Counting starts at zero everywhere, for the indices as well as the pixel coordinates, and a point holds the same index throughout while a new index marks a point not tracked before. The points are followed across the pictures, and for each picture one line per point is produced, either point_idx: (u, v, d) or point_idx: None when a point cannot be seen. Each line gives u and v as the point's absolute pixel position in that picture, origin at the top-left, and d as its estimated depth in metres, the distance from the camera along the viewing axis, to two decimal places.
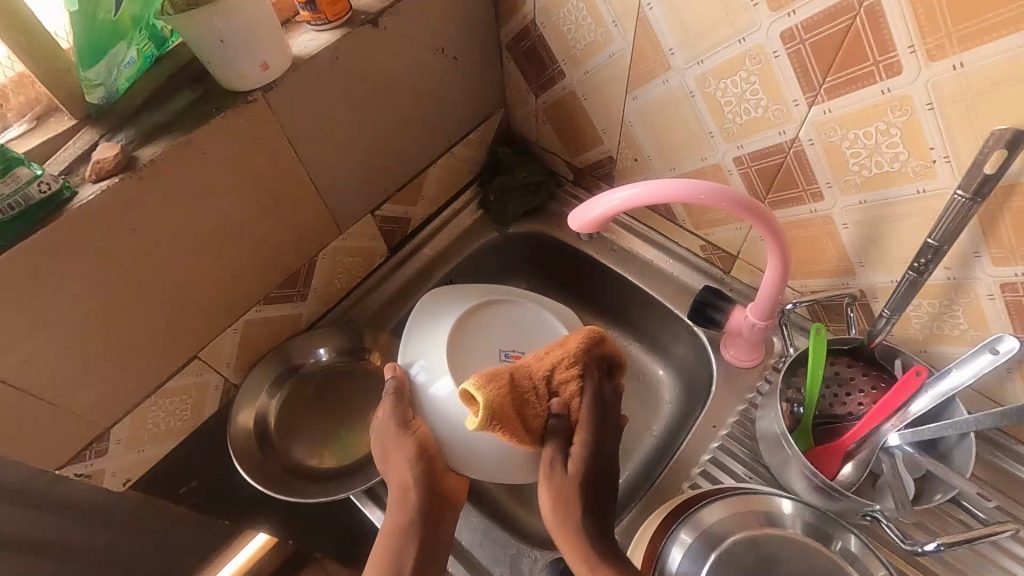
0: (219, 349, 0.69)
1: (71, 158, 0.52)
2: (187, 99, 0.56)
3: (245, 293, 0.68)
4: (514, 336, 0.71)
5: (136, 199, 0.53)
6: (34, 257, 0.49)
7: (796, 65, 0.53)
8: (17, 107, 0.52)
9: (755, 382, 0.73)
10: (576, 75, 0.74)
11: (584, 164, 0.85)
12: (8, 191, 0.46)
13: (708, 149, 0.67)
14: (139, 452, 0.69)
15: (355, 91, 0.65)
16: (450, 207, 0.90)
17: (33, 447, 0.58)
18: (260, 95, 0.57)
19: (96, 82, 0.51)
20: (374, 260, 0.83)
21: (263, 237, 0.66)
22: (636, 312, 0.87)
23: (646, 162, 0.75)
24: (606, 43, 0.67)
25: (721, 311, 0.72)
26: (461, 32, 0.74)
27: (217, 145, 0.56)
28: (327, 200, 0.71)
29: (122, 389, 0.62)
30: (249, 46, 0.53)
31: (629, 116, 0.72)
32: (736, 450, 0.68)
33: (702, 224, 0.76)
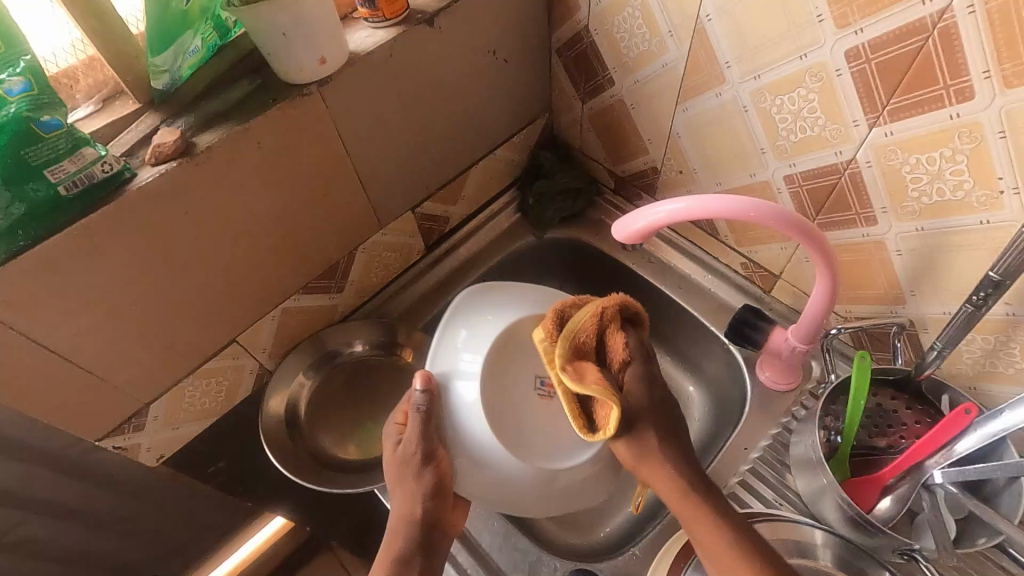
0: (257, 334, 0.70)
1: (133, 139, 0.54)
2: (247, 89, 0.58)
3: (285, 282, 0.69)
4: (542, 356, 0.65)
5: (191, 183, 0.54)
6: (92, 234, 0.50)
7: (859, 85, 0.52)
8: (85, 89, 0.54)
9: (791, 407, 0.71)
10: (626, 84, 0.73)
11: (626, 173, 0.84)
12: (74, 169, 0.47)
13: (757, 165, 0.65)
14: (174, 430, 0.70)
15: (407, 88, 0.66)
16: (489, 208, 0.90)
17: (78, 418, 0.60)
18: (316, 88, 0.58)
19: (162, 68, 0.53)
20: (411, 257, 0.84)
21: (308, 228, 0.67)
22: (670, 326, 0.85)
23: (691, 175, 0.74)
24: (660, 53, 0.66)
25: (760, 331, 0.71)
26: (513, 35, 0.74)
27: (271, 135, 0.57)
28: (371, 195, 0.72)
29: (164, 368, 0.64)
30: (309, 41, 0.54)
31: (677, 127, 0.71)
32: (768, 475, 0.67)
33: (744, 241, 0.74)
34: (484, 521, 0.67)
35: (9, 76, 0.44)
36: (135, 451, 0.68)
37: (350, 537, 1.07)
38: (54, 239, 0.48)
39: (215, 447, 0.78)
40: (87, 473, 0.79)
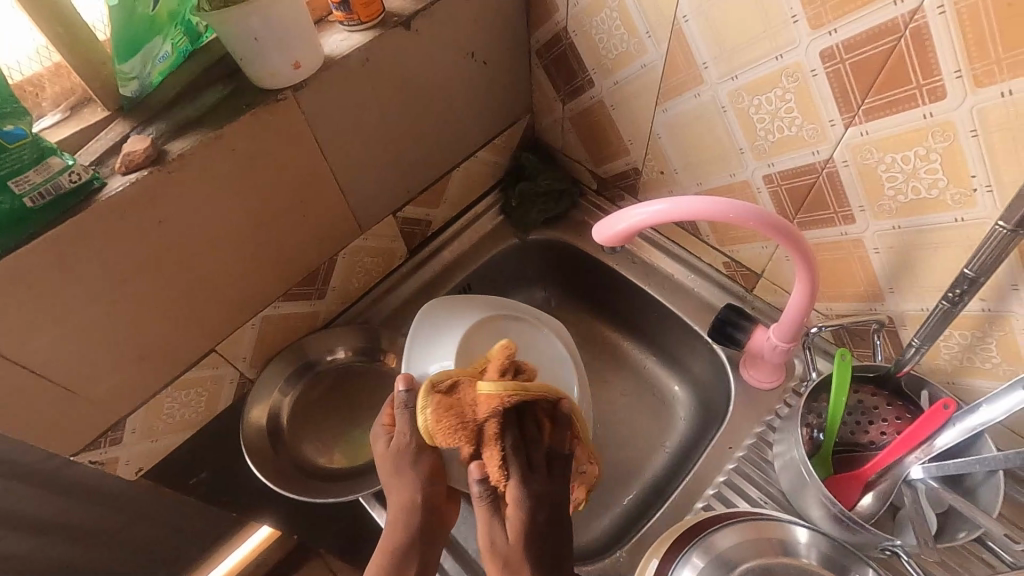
0: (236, 343, 0.69)
1: (102, 148, 0.52)
2: (219, 95, 0.57)
3: (265, 289, 0.68)
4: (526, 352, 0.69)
5: (162, 192, 0.53)
6: (60, 247, 0.49)
7: (834, 85, 0.52)
8: (51, 97, 0.53)
9: (774, 405, 0.71)
10: (605, 85, 0.73)
11: (608, 174, 0.84)
12: (40, 180, 0.46)
13: (737, 166, 0.65)
14: (153, 442, 0.69)
15: (384, 92, 0.65)
16: (471, 211, 0.90)
17: (52, 433, 0.59)
18: (291, 93, 0.57)
19: (130, 75, 0.51)
20: (393, 261, 0.83)
21: (286, 235, 0.66)
22: (654, 326, 0.86)
23: (672, 175, 0.74)
24: (638, 53, 0.66)
25: (742, 330, 0.71)
26: (491, 36, 0.73)
27: (245, 141, 0.56)
28: (351, 200, 0.71)
29: (140, 380, 0.63)
30: (282, 45, 0.53)
31: (657, 127, 0.71)
32: (752, 473, 0.67)
33: (726, 241, 0.74)
34: (470, 526, 0.67)
35: None
36: (113, 464, 0.67)
37: (339, 543, 1.07)
38: (21, 252, 0.47)
39: (196, 458, 0.77)
40: (64, 487, 0.77)
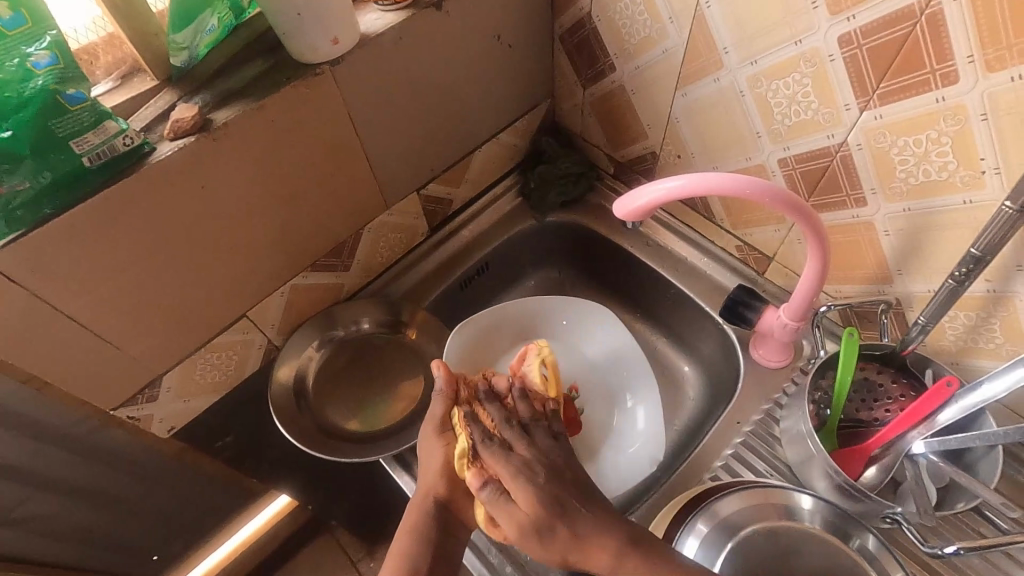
0: (266, 310, 0.73)
1: (152, 116, 0.55)
2: (261, 68, 0.59)
3: (295, 259, 0.71)
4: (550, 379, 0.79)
5: (207, 158, 0.56)
6: (113, 206, 0.52)
7: (851, 70, 0.54)
8: (104, 66, 0.56)
9: (782, 383, 0.74)
10: (627, 70, 0.75)
11: (626, 158, 0.87)
12: (98, 141, 0.49)
13: (753, 149, 0.68)
14: (186, 401, 0.72)
15: (414, 70, 0.68)
16: (491, 192, 0.92)
17: (96, 387, 0.62)
18: (328, 68, 0.59)
19: (182, 45, 0.54)
20: (415, 238, 0.86)
21: (317, 207, 0.69)
22: (666, 308, 0.88)
23: (689, 159, 0.76)
24: (660, 39, 0.68)
25: (753, 310, 0.73)
26: (518, 19, 0.75)
27: (285, 113, 0.59)
28: (379, 175, 0.73)
29: (178, 341, 0.66)
30: (322, 20, 0.56)
31: (676, 111, 0.73)
32: (760, 447, 0.70)
33: (740, 224, 0.77)
34: None
35: (36, 50, 0.45)
36: (147, 421, 0.70)
37: (353, 515, 1.10)
38: (78, 209, 0.50)
39: (223, 421, 0.80)
40: (93, 450, 0.80)
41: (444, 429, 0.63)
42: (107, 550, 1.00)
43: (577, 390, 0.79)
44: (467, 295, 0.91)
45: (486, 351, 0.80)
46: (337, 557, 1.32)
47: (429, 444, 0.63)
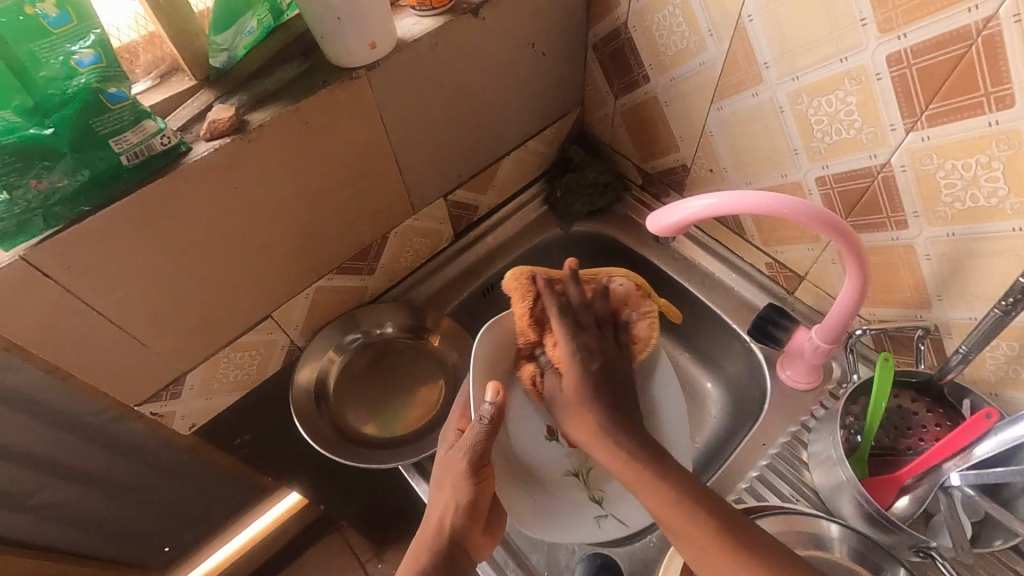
0: (291, 311, 0.73)
1: (189, 116, 0.55)
2: (297, 71, 0.59)
3: (322, 261, 0.71)
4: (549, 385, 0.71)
5: (240, 159, 0.55)
6: (146, 205, 0.52)
7: (898, 90, 0.53)
8: (144, 65, 0.56)
9: (810, 406, 0.72)
10: (661, 81, 0.74)
11: (656, 170, 0.86)
12: (136, 140, 0.49)
13: (790, 166, 0.66)
14: (208, 399, 0.72)
15: (448, 77, 0.67)
16: (517, 199, 0.92)
17: (121, 383, 0.62)
18: (364, 73, 0.59)
19: (222, 47, 0.54)
20: (439, 243, 0.86)
21: (345, 210, 0.69)
22: (691, 323, 0.87)
23: (721, 173, 0.75)
24: (698, 51, 0.67)
25: (783, 330, 0.71)
26: (553, 27, 0.75)
27: (320, 115, 0.58)
28: (407, 181, 0.73)
29: (204, 339, 0.66)
30: (361, 26, 0.55)
31: (711, 124, 0.72)
32: (785, 470, 0.68)
33: (771, 241, 0.75)
34: None
35: (81, 48, 0.45)
36: (169, 418, 0.70)
37: (363, 516, 1.10)
38: (111, 208, 0.50)
39: (243, 420, 0.80)
40: (112, 440, 0.81)
41: (479, 468, 0.55)
42: (121, 540, 1.01)
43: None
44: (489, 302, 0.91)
45: None
46: (346, 556, 1.32)
47: (447, 480, 0.56)
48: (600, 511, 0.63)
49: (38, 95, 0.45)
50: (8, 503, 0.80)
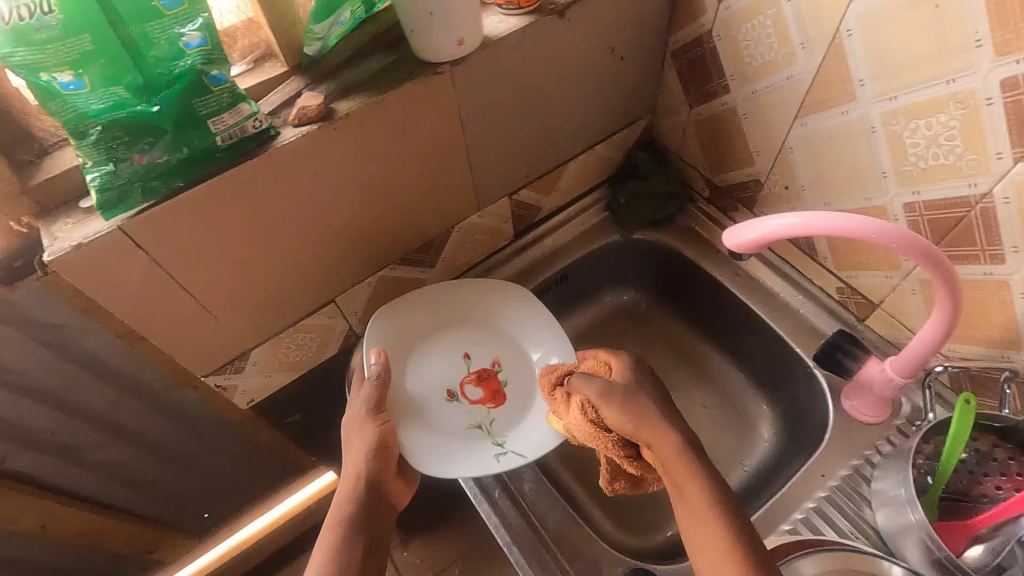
0: (353, 297, 0.74)
1: (279, 101, 0.57)
2: (383, 63, 0.60)
3: (387, 252, 0.72)
4: (455, 343, 0.77)
5: (324, 146, 0.56)
6: (234, 185, 0.53)
7: (1010, 116, 0.50)
8: (240, 49, 0.58)
9: (875, 440, 0.69)
10: (742, 93, 0.72)
11: (725, 183, 0.84)
12: (231, 122, 0.51)
13: (876, 189, 0.64)
14: (268, 377, 0.74)
15: (528, 76, 0.67)
16: (578, 203, 0.91)
17: (191, 355, 0.64)
18: (449, 68, 0.59)
19: (317, 36, 0.55)
20: (499, 242, 0.86)
21: (415, 203, 0.70)
22: (748, 342, 0.85)
23: (797, 191, 0.73)
24: (787, 64, 0.65)
25: (853, 358, 0.69)
26: (635, 32, 0.74)
27: (402, 108, 0.59)
28: (476, 178, 0.74)
29: (270, 317, 0.68)
30: (451, 21, 0.55)
31: (792, 140, 0.70)
32: (844, 504, 0.66)
33: (845, 266, 0.73)
34: (557, 520, 0.69)
35: (188, 30, 0.47)
36: (231, 392, 0.73)
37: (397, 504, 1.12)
38: (201, 186, 0.52)
39: (296, 399, 0.82)
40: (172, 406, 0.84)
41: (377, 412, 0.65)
42: (167, 503, 1.05)
43: (500, 364, 0.77)
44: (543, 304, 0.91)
45: (434, 310, 0.77)
46: None
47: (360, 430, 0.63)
48: (499, 450, 0.70)
49: (147, 74, 0.47)
50: (69, 457, 0.84)
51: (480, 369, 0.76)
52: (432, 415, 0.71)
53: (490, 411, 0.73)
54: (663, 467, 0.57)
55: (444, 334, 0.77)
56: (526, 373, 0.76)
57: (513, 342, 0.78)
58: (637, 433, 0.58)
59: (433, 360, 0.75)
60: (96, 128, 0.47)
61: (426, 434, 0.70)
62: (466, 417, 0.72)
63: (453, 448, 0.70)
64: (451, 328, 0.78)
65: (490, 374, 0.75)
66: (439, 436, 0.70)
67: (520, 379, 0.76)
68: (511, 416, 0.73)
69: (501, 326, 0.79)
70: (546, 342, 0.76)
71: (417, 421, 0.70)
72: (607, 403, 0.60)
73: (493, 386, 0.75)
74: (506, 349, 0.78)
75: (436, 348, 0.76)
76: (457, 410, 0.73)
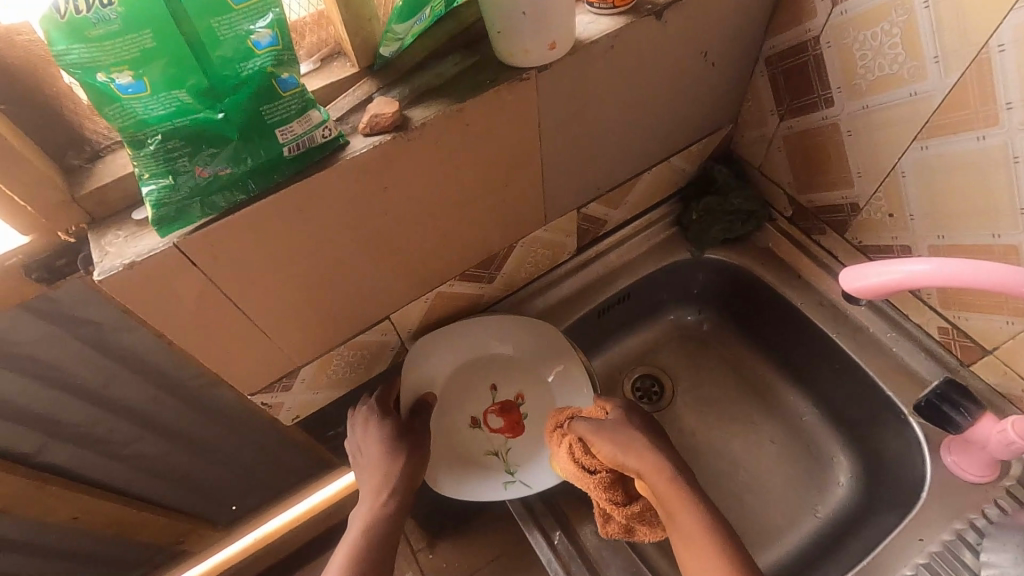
0: (408, 314, 0.69)
1: (349, 106, 0.51)
2: (463, 66, 0.54)
3: (448, 267, 0.67)
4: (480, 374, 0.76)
5: (396, 159, 0.51)
6: (299, 199, 0.48)
7: None
8: (307, 46, 0.52)
9: (981, 504, 0.62)
10: (848, 108, 0.65)
11: (813, 203, 0.76)
12: (300, 131, 0.46)
13: (1008, 226, 0.56)
14: (315, 393, 0.70)
15: (615, 83, 0.61)
16: (646, 216, 0.85)
17: (239, 373, 0.60)
18: (535, 74, 0.53)
19: (397, 37, 0.50)
20: (561, 256, 0.80)
21: (482, 217, 0.64)
22: (827, 376, 0.78)
23: (904, 220, 0.66)
24: (912, 79, 0.57)
25: (964, 414, 0.62)
26: (731, 36, 0.66)
27: (481, 117, 0.53)
28: (547, 192, 0.68)
29: (322, 335, 0.63)
30: (545, 23, 0.49)
31: (905, 164, 0.63)
32: (945, 574, 0.59)
33: (953, 305, 0.65)
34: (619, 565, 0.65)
35: (259, 27, 0.42)
36: (277, 409, 0.68)
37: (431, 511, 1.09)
38: (263, 200, 0.47)
39: (340, 413, 0.78)
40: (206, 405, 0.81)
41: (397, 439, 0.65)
42: (199, 497, 1.02)
43: (523, 397, 0.75)
44: (602, 323, 0.85)
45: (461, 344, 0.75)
46: None
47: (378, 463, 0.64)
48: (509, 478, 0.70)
49: (213, 76, 0.42)
50: (103, 449, 0.81)
51: (505, 401, 0.75)
52: (450, 440, 0.72)
53: (510, 441, 0.73)
54: (656, 496, 0.59)
55: (470, 365, 0.76)
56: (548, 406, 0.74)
57: (538, 374, 0.75)
58: (626, 462, 0.60)
59: (458, 390, 0.75)
60: (156, 137, 0.42)
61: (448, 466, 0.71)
62: (486, 447, 0.73)
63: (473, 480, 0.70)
64: (478, 360, 0.76)
65: (513, 407, 0.75)
66: (462, 468, 0.71)
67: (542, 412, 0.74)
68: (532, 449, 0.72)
69: (530, 357, 0.76)
70: (568, 377, 0.73)
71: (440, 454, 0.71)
72: (602, 439, 0.62)
73: (514, 418, 0.74)
74: (532, 380, 0.76)
75: (460, 378, 0.75)
76: (477, 438, 0.73)
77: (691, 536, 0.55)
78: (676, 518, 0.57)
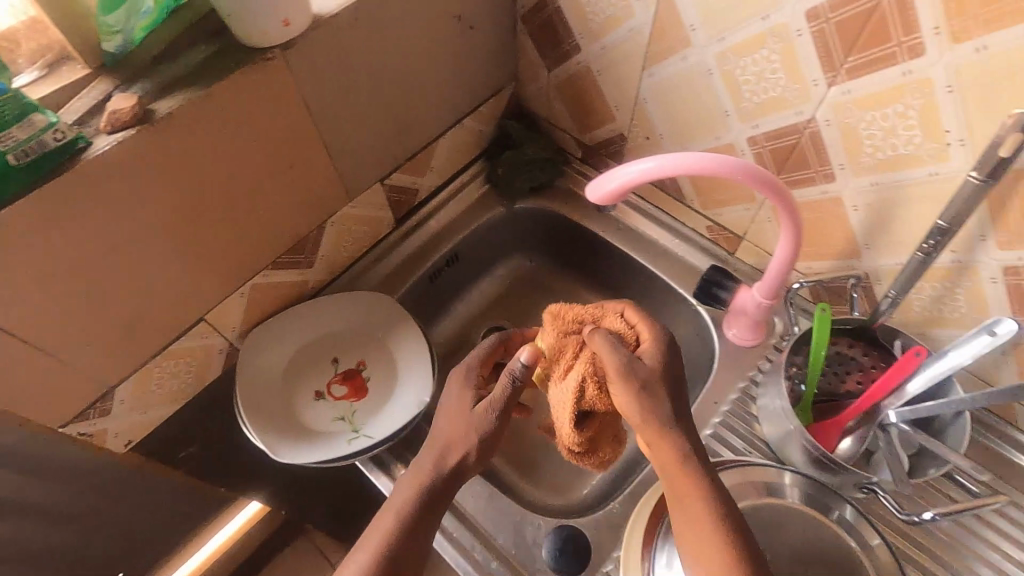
0: (226, 312, 0.69)
1: (86, 108, 0.51)
2: (207, 53, 0.55)
3: (255, 257, 0.68)
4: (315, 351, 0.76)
5: (149, 153, 0.51)
6: (44, 207, 0.47)
7: (819, 46, 0.54)
8: (27, 54, 0.50)
9: (757, 362, 0.74)
10: (592, 50, 0.74)
11: (594, 141, 0.85)
12: (23, 137, 0.45)
13: (722, 128, 0.67)
14: (143, 413, 0.68)
15: (373, 54, 0.64)
16: (457, 180, 0.90)
17: (33, 404, 0.57)
18: (279, 52, 0.55)
19: (115, 30, 0.49)
20: (381, 230, 0.83)
21: (275, 201, 0.65)
22: (638, 291, 0.88)
23: (658, 140, 0.76)
24: (626, 17, 0.67)
25: (727, 290, 0.74)
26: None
27: (234, 100, 0.55)
28: (340, 168, 0.70)
29: (128, 347, 0.61)
30: (269, 0, 0.51)
31: (644, 92, 0.72)
32: (737, 426, 0.71)
33: (710, 204, 0.77)
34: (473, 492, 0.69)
35: None
36: (101, 436, 0.66)
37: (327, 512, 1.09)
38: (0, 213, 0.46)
39: (186, 431, 0.76)
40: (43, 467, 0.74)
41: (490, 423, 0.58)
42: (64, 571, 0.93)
43: (364, 362, 0.77)
44: (437, 287, 0.90)
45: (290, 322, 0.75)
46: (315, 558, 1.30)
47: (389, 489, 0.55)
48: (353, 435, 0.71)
49: None
50: None
51: (347, 369, 0.77)
52: (292, 414, 0.72)
53: (354, 404, 0.74)
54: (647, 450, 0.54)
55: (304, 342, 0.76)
56: (389, 366, 0.77)
57: (378, 339, 0.78)
58: (643, 424, 0.54)
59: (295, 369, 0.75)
60: None
61: (290, 436, 0.70)
62: (330, 415, 0.73)
63: (317, 444, 0.70)
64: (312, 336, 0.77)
65: (356, 373, 0.76)
66: (305, 435, 0.70)
67: (384, 372, 0.76)
68: (375, 407, 0.74)
69: (366, 328, 0.78)
70: (403, 333, 0.77)
71: (280, 426, 0.70)
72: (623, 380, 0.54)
73: (357, 383, 0.76)
74: (372, 346, 0.78)
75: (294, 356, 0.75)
76: (322, 408, 0.74)
77: (695, 500, 0.51)
78: (692, 495, 0.51)
